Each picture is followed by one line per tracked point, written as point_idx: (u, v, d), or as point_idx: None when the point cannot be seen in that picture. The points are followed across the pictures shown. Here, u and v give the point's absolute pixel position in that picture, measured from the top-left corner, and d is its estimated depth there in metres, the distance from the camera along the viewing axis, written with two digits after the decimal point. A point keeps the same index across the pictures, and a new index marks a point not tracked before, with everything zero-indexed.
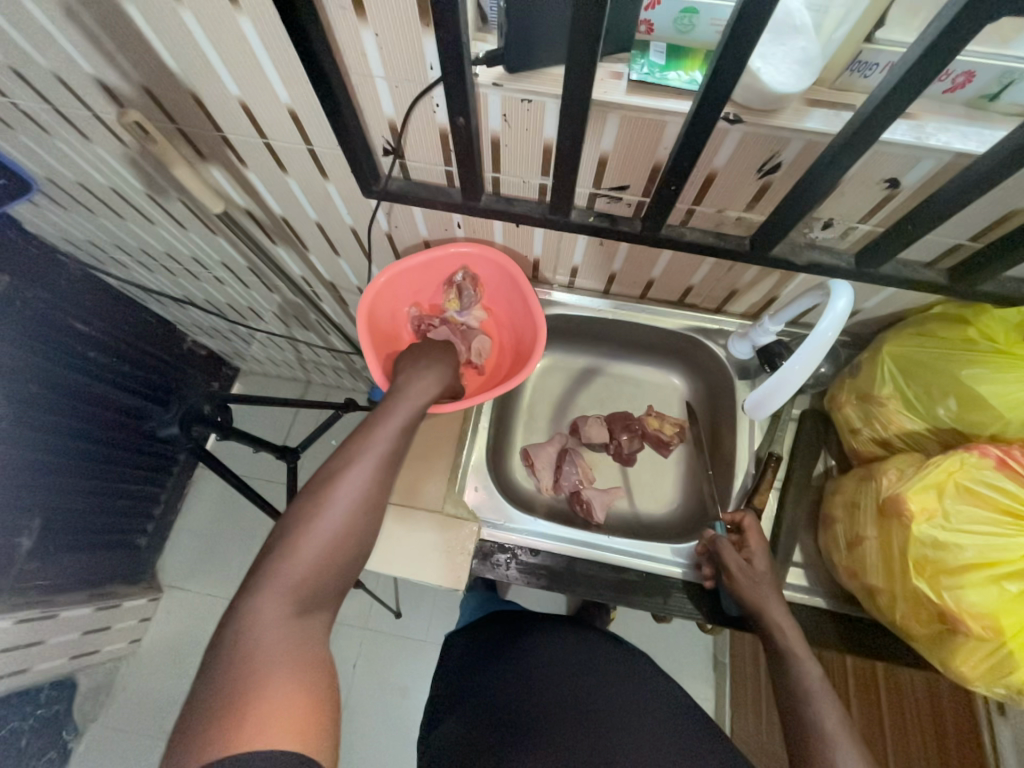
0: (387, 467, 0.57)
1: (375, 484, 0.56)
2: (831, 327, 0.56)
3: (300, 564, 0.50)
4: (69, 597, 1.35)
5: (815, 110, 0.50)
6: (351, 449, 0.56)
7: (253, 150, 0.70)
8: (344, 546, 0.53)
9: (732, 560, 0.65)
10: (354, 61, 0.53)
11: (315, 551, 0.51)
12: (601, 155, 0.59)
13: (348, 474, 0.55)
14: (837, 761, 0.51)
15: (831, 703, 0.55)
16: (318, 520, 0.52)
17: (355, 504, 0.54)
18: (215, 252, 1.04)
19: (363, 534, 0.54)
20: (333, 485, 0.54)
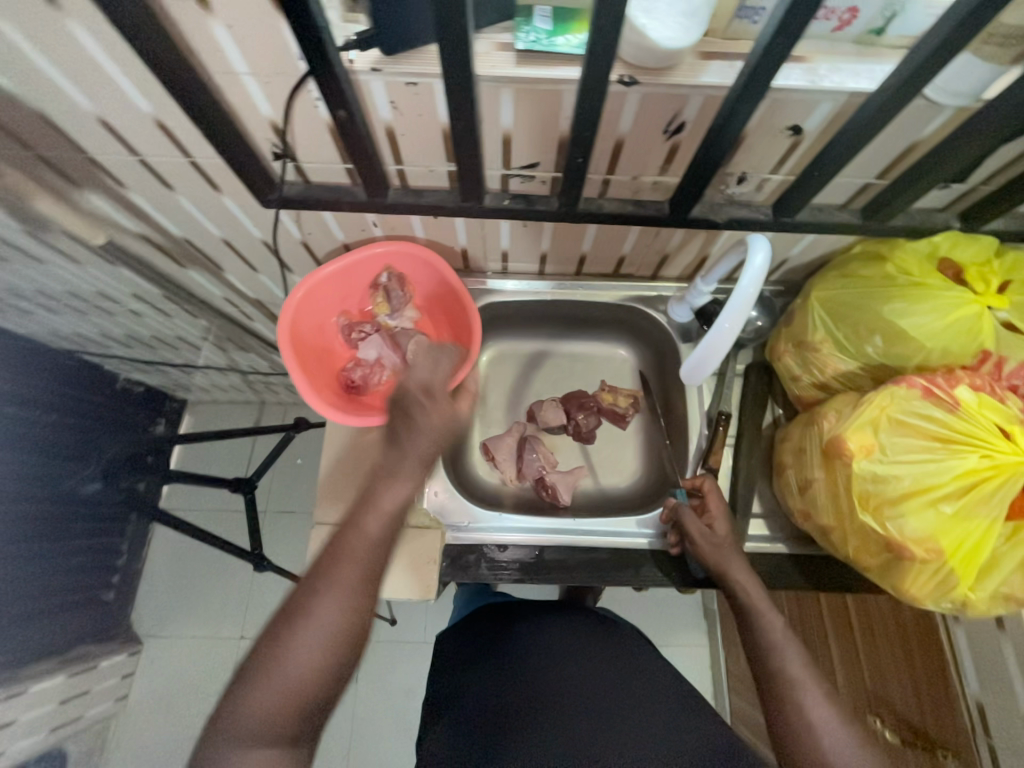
0: (367, 587, 0.49)
1: (352, 615, 0.48)
2: (753, 282, 0.55)
3: (263, 705, 0.44)
4: (36, 669, 1.27)
5: (709, 63, 0.48)
6: (323, 575, 0.48)
7: (129, 169, 0.63)
8: (313, 688, 0.46)
9: (695, 526, 0.66)
10: (212, 59, 0.47)
11: (283, 693, 0.45)
12: (504, 133, 0.56)
13: (316, 607, 0.47)
14: (804, 702, 0.53)
15: (795, 647, 0.57)
16: (279, 661, 0.45)
17: (324, 639, 0.46)
18: (123, 285, 0.96)
19: (336, 669, 0.47)
20: (299, 616, 0.46)
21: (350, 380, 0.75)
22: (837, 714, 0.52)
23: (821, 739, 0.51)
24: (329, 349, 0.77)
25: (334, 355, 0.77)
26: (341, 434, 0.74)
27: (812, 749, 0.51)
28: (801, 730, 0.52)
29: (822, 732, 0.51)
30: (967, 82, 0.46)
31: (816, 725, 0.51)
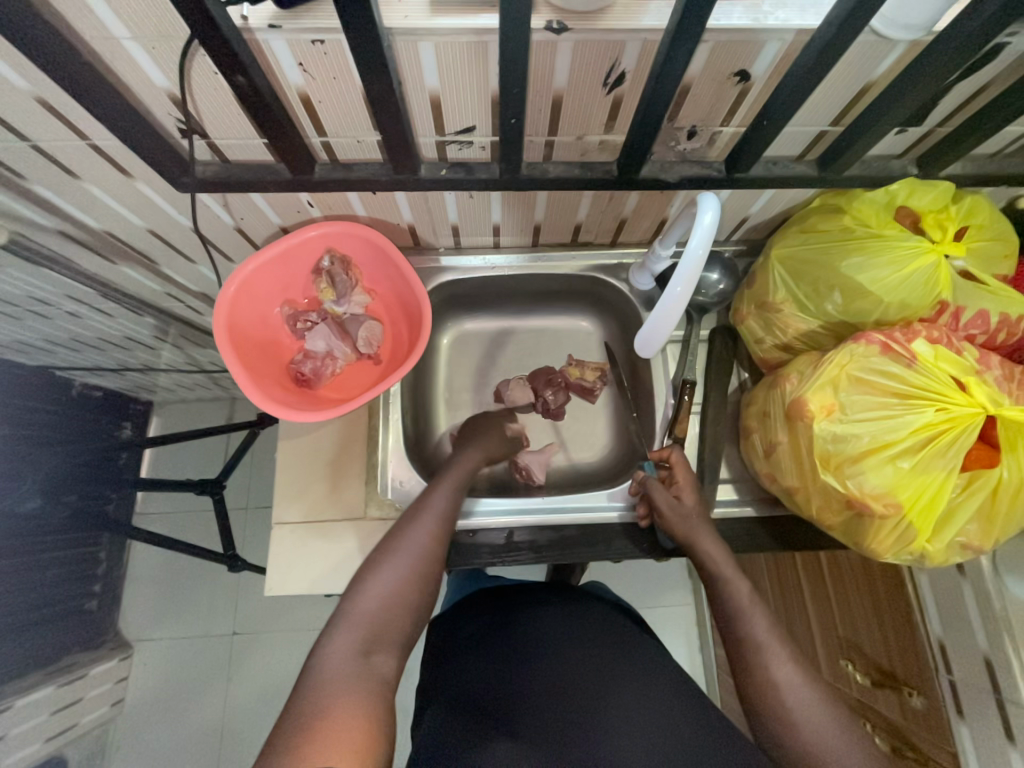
0: (444, 521, 0.62)
1: (435, 539, 0.59)
2: (701, 245, 0.53)
3: (364, 605, 0.52)
4: (23, 683, 1.26)
5: (644, 4, 0.44)
6: (413, 513, 0.62)
7: (24, 158, 0.57)
8: (407, 601, 0.54)
9: (662, 499, 0.66)
10: (83, 23, 0.42)
11: (380, 597, 0.53)
12: (431, 95, 0.51)
13: (408, 531, 0.59)
14: (770, 665, 0.54)
15: (760, 612, 0.57)
16: (384, 566, 0.55)
17: (417, 554, 0.57)
18: (54, 286, 0.90)
19: (428, 578, 0.56)
20: (395, 542, 0.58)
21: (299, 373, 0.71)
22: (801, 674, 0.53)
23: (787, 698, 0.52)
24: (275, 342, 0.72)
25: (281, 348, 0.73)
26: (295, 430, 0.71)
27: (779, 708, 0.52)
28: (767, 691, 0.53)
29: (787, 691, 0.52)
30: (917, 14, 0.43)
31: (782, 686, 0.52)
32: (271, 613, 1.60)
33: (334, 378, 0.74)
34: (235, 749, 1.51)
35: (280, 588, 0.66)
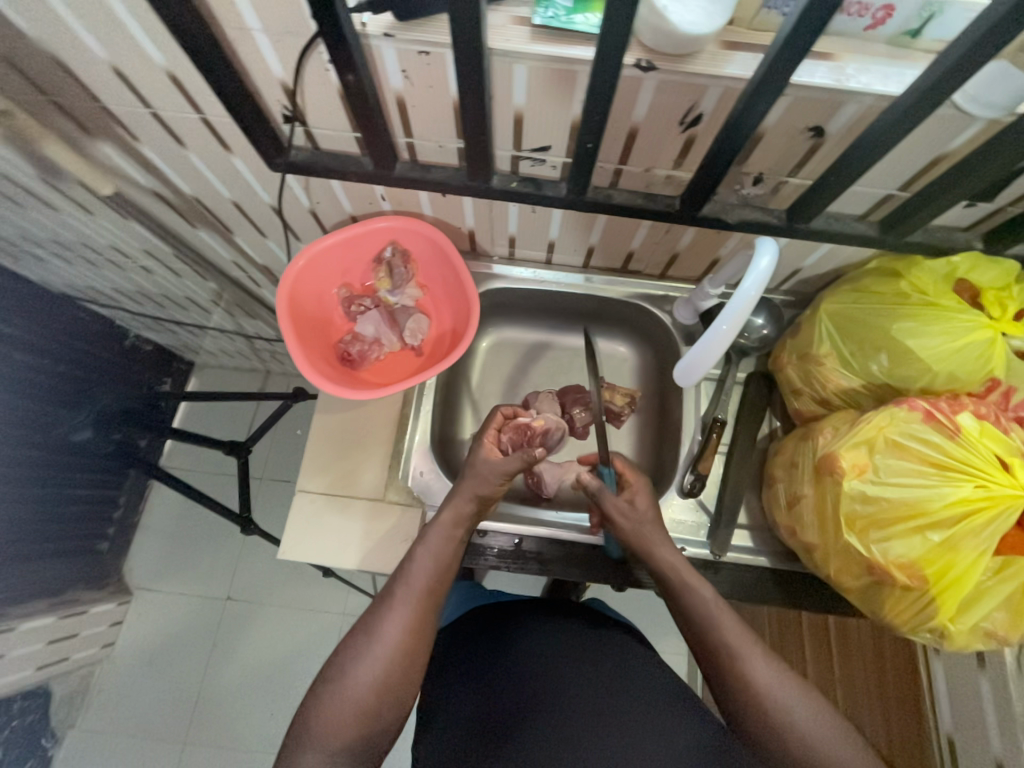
0: (418, 608, 0.60)
1: (406, 637, 0.57)
2: (754, 286, 0.54)
3: (331, 710, 0.54)
4: (29, 608, 1.32)
5: (731, 54, 0.46)
6: (387, 599, 0.60)
7: (142, 122, 0.63)
8: (378, 699, 0.55)
9: (619, 503, 0.66)
10: (223, 13, 0.47)
11: (347, 699, 0.54)
12: (516, 112, 0.55)
13: (378, 624, 0.58)
14: (751, 675, 0.56)
15: (729, 616, 0.59)
16: (353, 664, 0.56)
17: (385, 656, 0.56)
18: (134, 239, 0.97)
19: (398, 685, 0.56)
20: (370, 632, 0.57)
21: (345, 352, 0.75)
22: (778, 676, 0.56)
23: (769, 705, 0.54)
24: (327, 321, 0.76)
25: (333, 327, 0.77)
26: (331, 406, 0.74)
27: (763, 716, 0.54)
28: (752, 702, 0.55)
29: (770, 700, 0.55)
30: (1000, 94, 0.44)
31: (765, 695, 0.55)
32: (266, 586, 1.63)
33: (376, 362, 0.77)
34: (208, 714, 1.52)
35: (292, 554, 0.69)
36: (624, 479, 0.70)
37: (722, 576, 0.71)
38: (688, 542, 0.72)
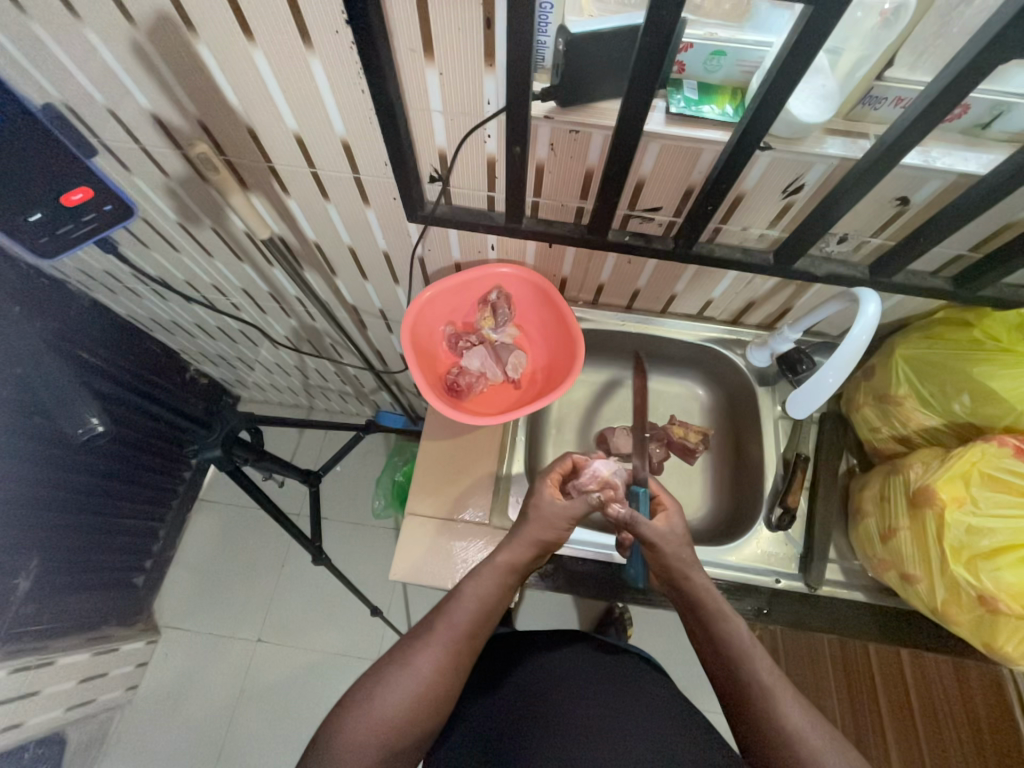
0: (454, 646, 0.61)
1: (439, 674, 0.59)
2: (863, 332, 0.62)
3: (357, 724, 0.56)
4: (66, 642, 1.28)
5: (834, 137, 0.56)
6: (425, 631, 0.62)
7: (298, 178, 0.72)
8: (398, 732, 0.57)
9: (659, 525, 0.66)
10: (415, 97, 0.57)
11: (372, 718, 0.56)
12: (639, 178, 0.64)
13: (414, 653, 0.60)
14: (782, 713, 0.58)
15: (763, 657, 0.61)
16: (384, 686, 0.58)
17: (417, 684, 0.58)
18: (237, 278, 1.05)
19: (421, 712, 0.58)
20: (403, 665, 0.59)
21: (453, 383, 0.81)
22: (808, 718, 0.58)
23: (798, 745, 0.56)
24: (434, 354, 0.83)
25: (439, 360, 0.83)
26: (438, 433, 0.80)
27: (791, 756, 0.56)
28: (780, 744, 0.57)
29: (798, 741, 0.57)
30: None
31: (794, 734, 0.57)
32: (298, 627, 1.58)
33: (479, 393, 0.83)
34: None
35: (402, 573, 0.73)
36: (658, 501, 0.71)
37: (818, 609, 0.74)
38: (782, 575, 0.75)
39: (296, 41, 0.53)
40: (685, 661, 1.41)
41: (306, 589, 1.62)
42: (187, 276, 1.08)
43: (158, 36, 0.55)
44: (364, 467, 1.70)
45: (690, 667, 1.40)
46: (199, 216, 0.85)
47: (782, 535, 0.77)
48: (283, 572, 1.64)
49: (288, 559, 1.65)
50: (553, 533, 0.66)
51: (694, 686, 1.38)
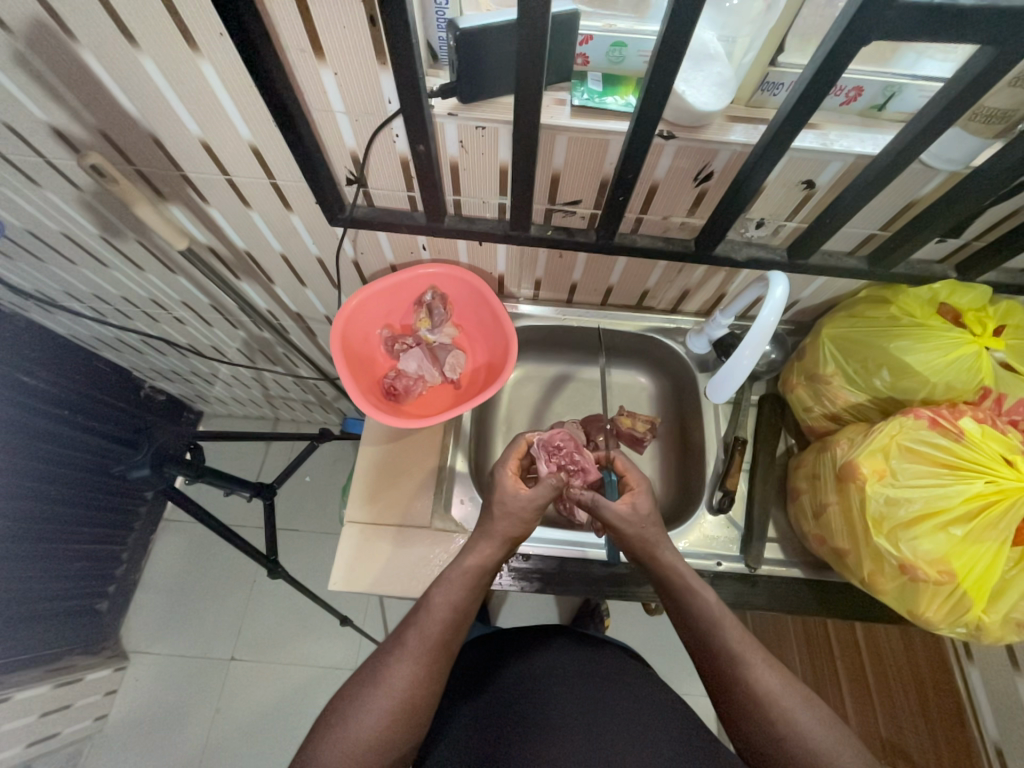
0: (429, 659, 0.59)
1: (416, 689, 0.57)
2: (773, 314, 0.63)
3: (333, 751, 0.54)
4: (23, 675, 1.23)
5: (735, 125, 0.57)
6: (397, 645, 0.60)
7: (215, 186, 0.71)
8: (379, 753, 0.55)
9: (621, 507, 0.66)
10: (315, 98, 0.56)
11: (348, 741, 0.55)
12: (553, 171, 0.64)
13: (386, 671, 0.58)
14: (752, 678, 0.59)
15: (732, 624, 0.62)
16: (359, 705, 0.56)
17: (392, 704, 0.56)
18: (175, 291, 1.03)
19: (398, 734, 0.56)
20: (376, 682, 0.57)
21: (391, 387, 0.80)
22: (766, 686, 0.59)
23: (770, 706, 0.58)
24: (371, 359, 0.83)
25: (376, 364, 0.83)
26: (377, 438, 0.80)
27: (764, 719, 0.58)
28: (752, 706, 0.58)
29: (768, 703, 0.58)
30: (957, 151, 0.55)
31: (766, 697, 0.58)
32: (274, 640, 1.55)
33: (419, 396, 0.83)
34: None
35: (345, 582, 0.72)
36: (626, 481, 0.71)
37: (759, 588, 0.75)
38: (723, 557, 0.77)
39: (182, 45, 0.51)
40: (659, 648, 1.42)
41: (280, 603, 1.59)
42: (121, 291, 1.05)
43: (37, 43, 0.53)
44: (332, 476, 1.68)
45: (665, 652, 1.42)
46: (121, 229, 0.82)
47: (721, 518, 0.79)
48: (255, 587, 1.61)
49: (257, 576, 1.62)
50: (492, 534, 0.66)
51: (668, 673, 1.40)
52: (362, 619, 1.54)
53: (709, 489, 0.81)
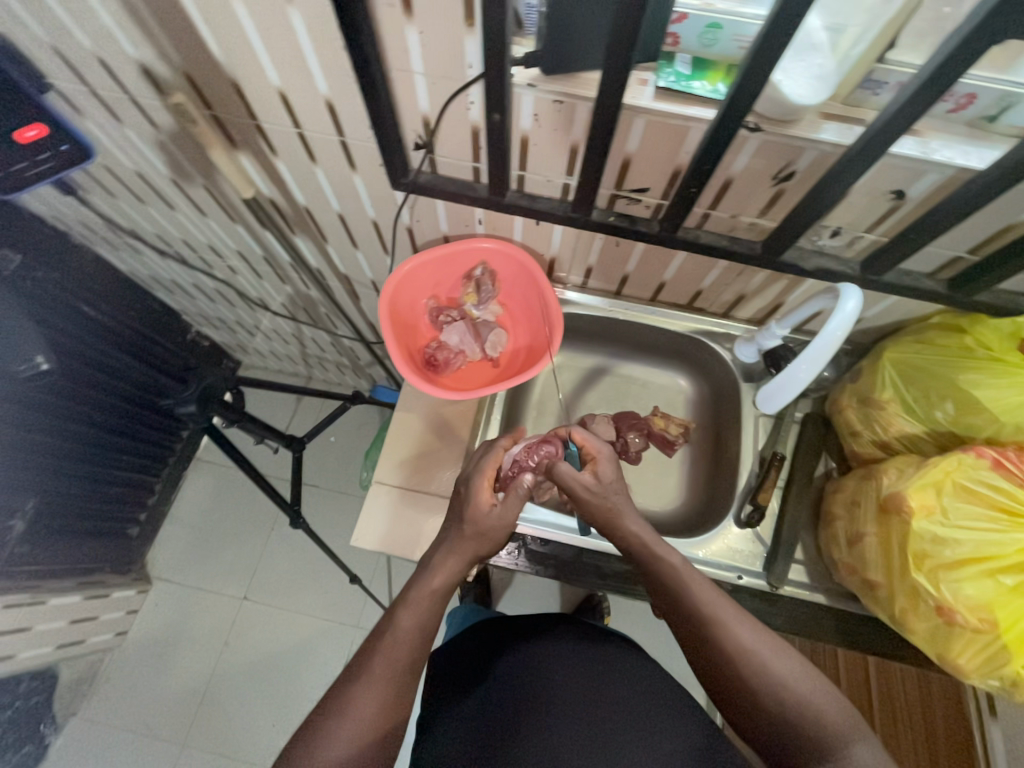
0: (399, 677, 0.57)
1: (391, 709, 0.56)
2: (840, 329, 0.60)
3: None
4: (59, 583, 1.32)
5: (829, 123, 0.53)
6: (362, 672, 0.57)
7: (286, 139, 0.72)
8: None
9: (580, 476, 0.66)
10: (397, 57, 0.55)
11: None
12: (625, 156, 0.63)
13: (353, 703, 0.55)
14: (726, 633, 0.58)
15: (697, 578, 0.61)
16: (329, 737, 0.53)
17: (364, 731, 0.54)
18: (232, 240, 1.05)
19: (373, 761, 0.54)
20: (342, 712, 0.54)
21: (431, 357, 0.81)
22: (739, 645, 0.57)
23: (740, 662, 0.56)
24: (414, 327, 0.83)
25: (419, 333, 0.84)
26: (411, 406, 0.81)
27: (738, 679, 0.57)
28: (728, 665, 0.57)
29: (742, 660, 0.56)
30: None
31: (737, 653, 0.57)
32: (285, 588, 1.62)
33: (457, 370, 0.83)
34: (209, 720, 1.48)
35: (366, 540, 0.74)
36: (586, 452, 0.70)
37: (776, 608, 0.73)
38: (745, 572, 0.75)
39: None
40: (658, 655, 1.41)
41: (294, 554, 1.65)
42: (182, 235, 1.08)
43: None
44: (356, 439, 1.72)
45: (664, 659, 1.41)
46: (191, 173, 0.85)
47: (748, 530, 0.77)
48: (272, 535, 1.68)
49: (275, 525, 1.69)
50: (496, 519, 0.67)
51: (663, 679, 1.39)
52: (369, 581, 1.59)
53: (738, 499, 0.79)
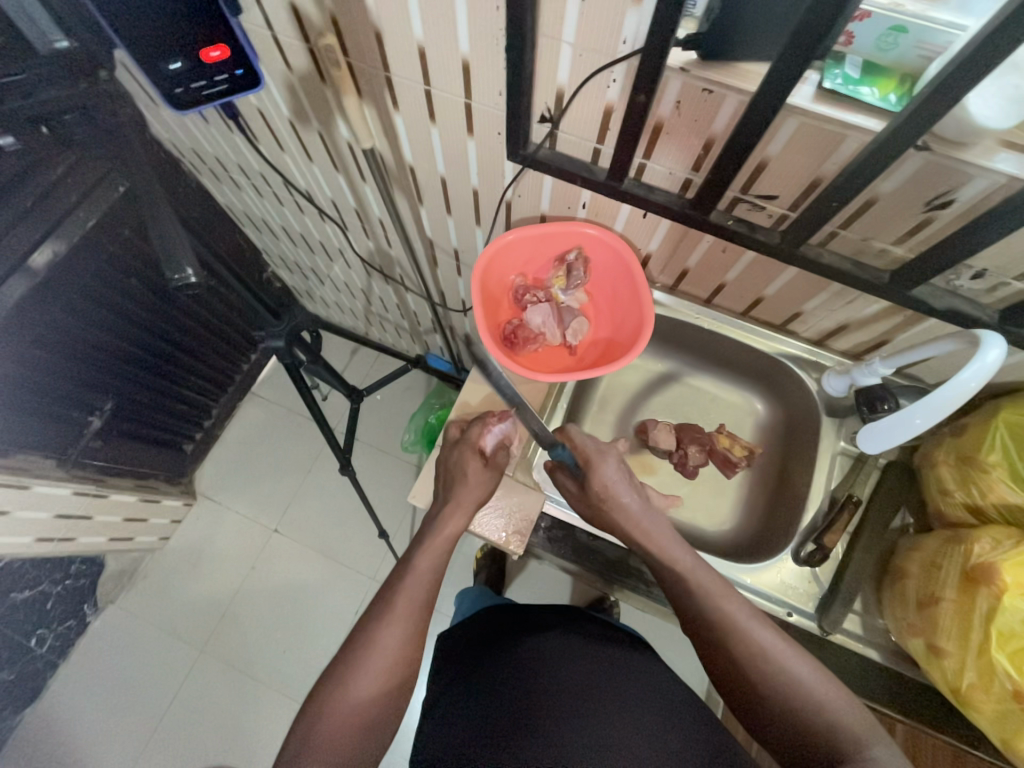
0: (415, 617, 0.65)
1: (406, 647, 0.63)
2: (975, 381, 0.56)
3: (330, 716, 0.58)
4: (121, 483, 1.42)
5: (1009, 152, 0.48)
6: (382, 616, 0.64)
7: (412, 95, 0.72)
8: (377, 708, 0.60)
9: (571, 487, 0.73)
10: (549, 24, 0.54)
11: (350, 699, 0.59)
12: (763, 159, 0.59)
13: (373, 643, 0.62)
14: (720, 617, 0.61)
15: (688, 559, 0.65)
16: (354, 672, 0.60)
17: (382, 665, 0.61)
18: (330, 188, 1.08)
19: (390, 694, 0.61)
20: (365, 649, 0.61)
21: (511, 334, 0.81)
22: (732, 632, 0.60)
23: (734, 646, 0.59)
24: (498, 302, 0.83)
25: (502, 309, 0.83)
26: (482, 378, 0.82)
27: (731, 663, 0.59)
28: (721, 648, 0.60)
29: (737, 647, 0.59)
30: None
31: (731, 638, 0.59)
32: (314, 528, 1.69)
33: (533, 351, 0.83)
34: (228, 634, 1.58)
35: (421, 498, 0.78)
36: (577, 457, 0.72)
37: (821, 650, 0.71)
38: (796, 610, 0.72)
39: None
40: None
41: (326, 498, 1.73)
42: (284, 176, 1.12)
43: None
44: (402, 401, 1.76)
45: None
46: (310, 116, 0.87)
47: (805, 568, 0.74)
48: (309, 476, 1.76)
49: (312, 467, 1.76)
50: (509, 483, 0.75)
51: None
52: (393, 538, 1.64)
53: (800, 534, 0.76)
